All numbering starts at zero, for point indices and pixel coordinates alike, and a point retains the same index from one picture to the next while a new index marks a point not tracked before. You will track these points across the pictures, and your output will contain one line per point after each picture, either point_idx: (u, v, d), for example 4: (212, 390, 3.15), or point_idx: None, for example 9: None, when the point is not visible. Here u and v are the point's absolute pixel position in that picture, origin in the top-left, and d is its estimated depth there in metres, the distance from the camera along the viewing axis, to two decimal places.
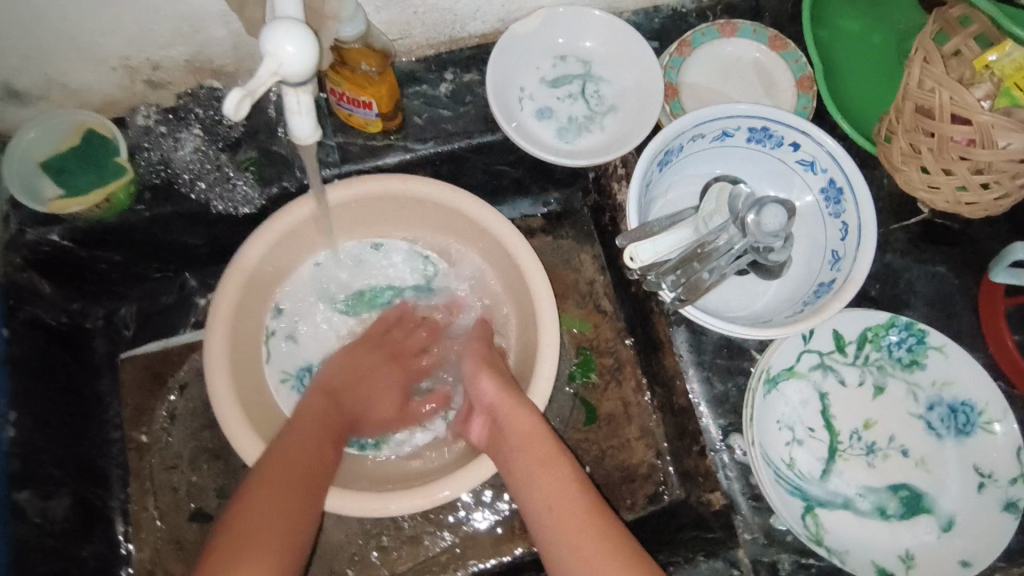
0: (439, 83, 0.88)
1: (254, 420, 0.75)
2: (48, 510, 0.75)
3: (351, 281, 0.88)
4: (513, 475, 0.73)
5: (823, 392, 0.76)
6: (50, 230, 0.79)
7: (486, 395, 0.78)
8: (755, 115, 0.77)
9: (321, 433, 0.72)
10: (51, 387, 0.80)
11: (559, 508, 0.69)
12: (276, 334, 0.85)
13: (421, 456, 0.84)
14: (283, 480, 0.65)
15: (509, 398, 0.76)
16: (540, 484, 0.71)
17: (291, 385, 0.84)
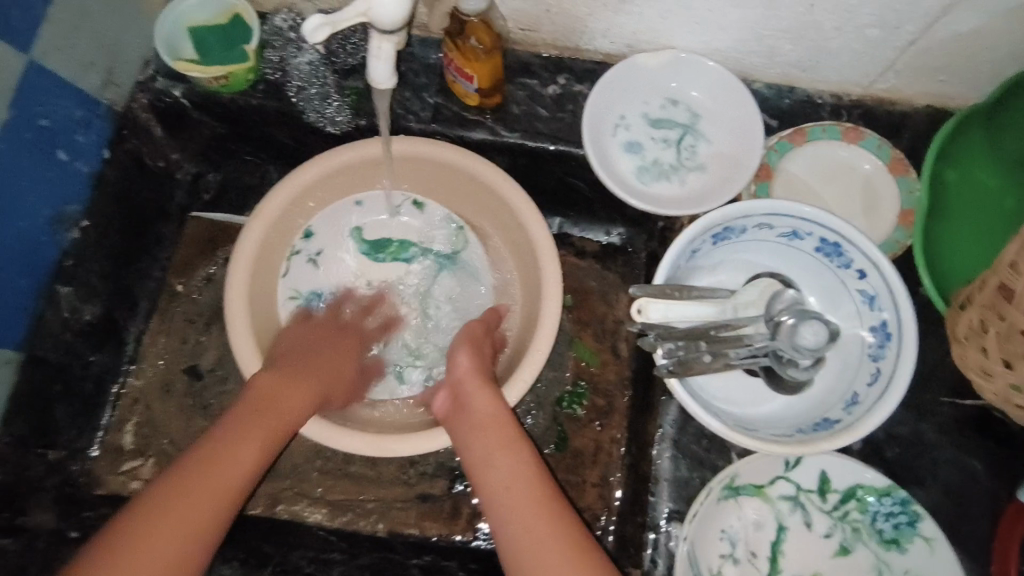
0: (548, 83, 0.91)
1: (254, 311, 0.82)
2: (77, 312, 0.84)
3: (384, 226, 0.92)
4: (472, 452, 0.75)
5: (782, 525, 0.72)
6: (174, 86, 0.89)
7: (457, 368, 0.80)
8: (831, 227, 0.73)
9: (259, 423, 0.72)
10: (124, 214, 0.90)
11: (516, 492, 0.71)
12: (301, 254, 0.90)
13: (389, 407, 0.87)
14: (195, 488, 0.65)
15: (478, 377, 0.78)
16: (501, 465, 0.73)
17: (297, 305, 0.89)
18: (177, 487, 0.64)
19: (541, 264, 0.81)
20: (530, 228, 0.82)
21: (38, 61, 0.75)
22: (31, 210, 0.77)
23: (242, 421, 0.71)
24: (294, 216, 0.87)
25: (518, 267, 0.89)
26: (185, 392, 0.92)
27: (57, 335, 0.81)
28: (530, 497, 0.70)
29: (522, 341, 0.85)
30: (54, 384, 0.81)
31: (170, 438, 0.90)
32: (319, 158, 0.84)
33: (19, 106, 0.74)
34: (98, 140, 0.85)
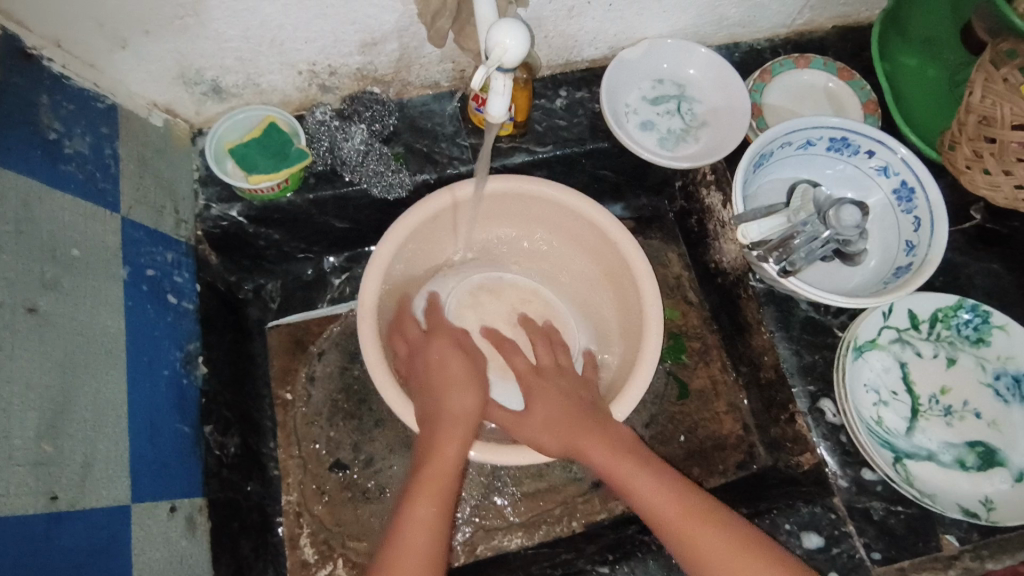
0: (555, 98, 1.04)
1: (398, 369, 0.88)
2: (224, 446, 0.84)
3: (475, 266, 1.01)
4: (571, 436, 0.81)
5: (902, 361, 0.88)
6: (231, 207, 0.92)
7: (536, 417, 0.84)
8: (835, 126, 0.92)
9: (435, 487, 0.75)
10: (222, 339, 0.90)
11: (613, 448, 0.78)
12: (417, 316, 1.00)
13: None
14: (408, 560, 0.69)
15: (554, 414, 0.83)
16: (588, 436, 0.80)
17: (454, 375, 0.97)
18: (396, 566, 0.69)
19: (614, 239, 0.94)
20: (587, 213, 0.94)
21: (128, 216, 0.78)
22: (168, 356, 0.78)
23: (420, 494, 0.75)
24: (393, 282, 0.95)
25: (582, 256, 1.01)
26: (339, 487, 0.93)
27: (218, 474, 0.81)
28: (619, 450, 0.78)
29: (624, 306, 0.97)
30: (232, 521, 0.81)
31: (348, 533, 0.91)
32: (391, 233, 0.91)
33: (130, 262, 0.75)
34: (190, 276, 0.86)
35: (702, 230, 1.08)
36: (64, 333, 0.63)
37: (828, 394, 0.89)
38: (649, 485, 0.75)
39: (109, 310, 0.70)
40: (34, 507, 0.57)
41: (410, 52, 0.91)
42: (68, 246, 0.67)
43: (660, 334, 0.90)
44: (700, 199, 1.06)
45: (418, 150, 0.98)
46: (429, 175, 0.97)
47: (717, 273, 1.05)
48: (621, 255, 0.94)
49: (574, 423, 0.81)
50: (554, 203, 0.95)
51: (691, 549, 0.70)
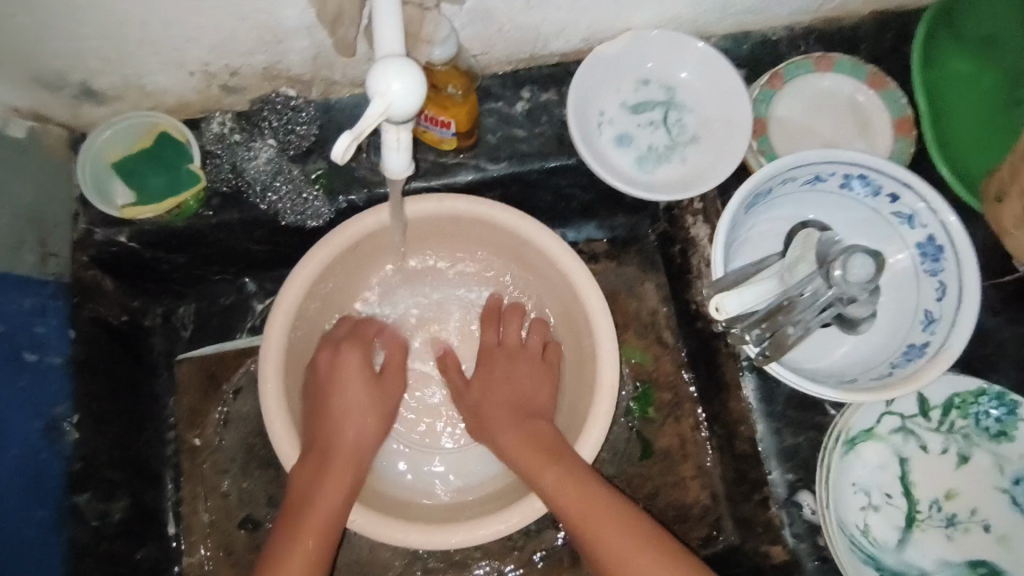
0: (515, 101, 0.86)
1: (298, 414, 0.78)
2: (106, 514, 0.74)
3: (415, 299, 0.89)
4: (484, 423, 0.79)
5: (903, 457, 0.73)
6: (117, 232, 0.77)
7: (471, 398, 0.81)
8: (853, 161, 0.73)
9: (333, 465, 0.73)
10: (110, 387, 0.78)
11: (518, 432, 0.74)
12: None
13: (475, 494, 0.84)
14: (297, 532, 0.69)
15: (488, 402, 0.79)
16: (502, 434, 0.75)
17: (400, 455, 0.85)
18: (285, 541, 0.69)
19: (567, 273, 0.79)
20: (540, 242, 0.80)
21: None
22: (20, 428, 0.67)
23: (290, 536, 0.69)
24: (302, 324, 0.80)
25: (536, 294, 0.87)
26: (249, 548, 0.84)
27: (96, 548, 0.72)
28: (530, 442, 0.73)
29: (576, 355, 0.83)
30: None
31: None
32: (297, 272, 0.77)
33: None
34: (61, 321, 0.74)
35: (684, 263, 0.92)
36: None
37: (809, 486, 0.76)
38: (553, 478, 0.69)
39: None
40: None
41: (327, 51, 0.73)
42: None
43: (615, 388, 0.76)
44: (684, 227, 0.90)
45: (343, 166, 0.81)
46: (357, 197, 0.81)
47: (696, 315, 0.90)
48: (576, 292, 0.79)
49: (508, 412, 0.77)
50: (501, 228, 0.81)
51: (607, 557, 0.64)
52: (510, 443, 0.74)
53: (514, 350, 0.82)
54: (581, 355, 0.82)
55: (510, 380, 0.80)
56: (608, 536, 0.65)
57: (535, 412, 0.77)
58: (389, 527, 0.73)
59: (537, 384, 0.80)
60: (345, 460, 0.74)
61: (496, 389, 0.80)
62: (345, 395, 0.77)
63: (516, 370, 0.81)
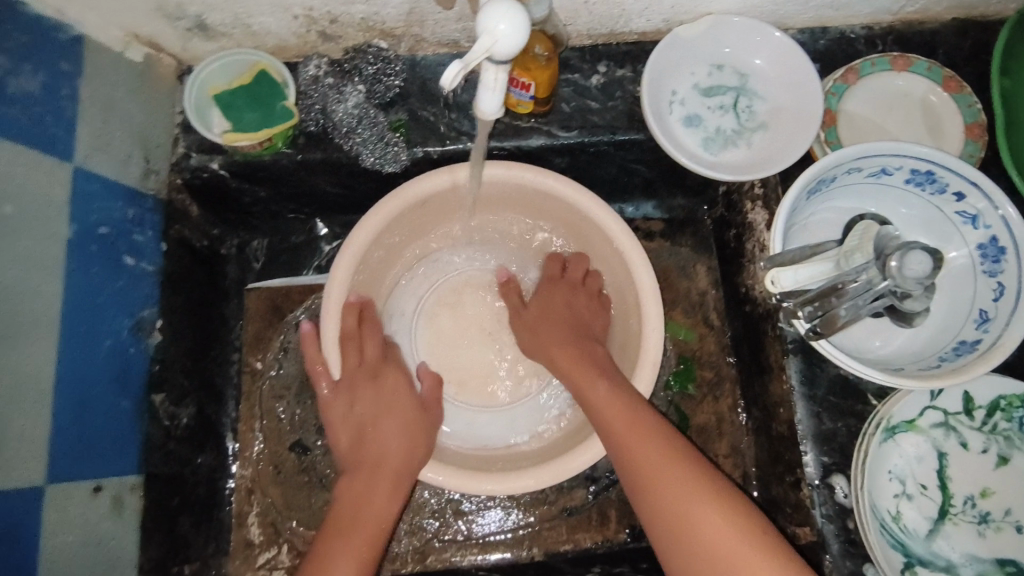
0: (591, 74, 0.89)
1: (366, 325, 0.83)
2: (175, 417, 0.80)
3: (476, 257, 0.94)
4: (536, 337, 0.85)
5: (941, 451, 0.74)
6: (211, 159, 0.83)
7: (528, 314, 0.87)
8: (922, 157, 0.74)
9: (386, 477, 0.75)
10: (189, 303, 0.85)
11: (567, 350, 0.80)
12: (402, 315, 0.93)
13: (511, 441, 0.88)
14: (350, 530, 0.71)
15: (544, 322, 0.84)
16: (552, 346, 0.82)
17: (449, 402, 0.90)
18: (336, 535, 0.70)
19: (623, 251, 0.82)
20: (599, 219, 0.82)
21: (82, 166, 0.71)
22: (114, 324, 0.72)
23: (335, 541, 0.69)
24: (378, 252, 0.85)
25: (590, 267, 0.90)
26: (297, 470, 0.89)
27: (163, 447, 0.78)
28: (585, 361, 0.78)
29: (625, 328, 0.86)
30: (173, 496, 0.78)
31: (299, 519, 0.88)
32: (372, 215, 0.80)
33: (78, 218, 0.69)
34: (154, 234, 0.81)
35: (738, 247, 0.94)
36: None
37: (843, 470, 0.77)
38: (602, 390, 0.73)
39: (40, 276, 0.64)
40: None
41: (423, 7, 0.78)
42: None
43: (659, 363, 0.79)
44: (742, 212, 0.91)
45: (424, 119, 0.86)
46: (433, 150, 0.86)
47: (745, 299, 0.92)
48: (629, 269, 0.82)
49: (562, 331, 0.83)
50: (564, 201, 0.83)
51: (646, 474, 0.66)
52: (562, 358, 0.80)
53: (575, 284, 0.87)
54: (628, 327, 0.85)
55: (571, 308, 0.85)
56: (644, 449, 0.67)
57: (592, 339, 0.82)
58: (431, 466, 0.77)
59: (594, 319, 0.85)
60: (385, 474, 0.75)
61: (555, 317, 0.84)
62: (383, 422, 0.79)
63: (575, 301, 0.85)
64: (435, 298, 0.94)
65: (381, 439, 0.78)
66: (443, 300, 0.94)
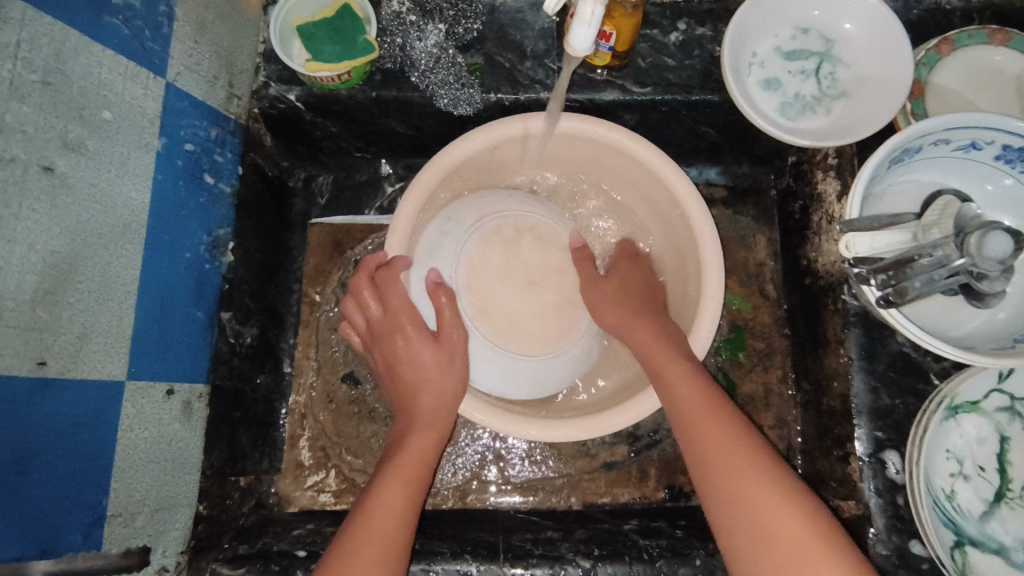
0: (670, 30, 0.87)
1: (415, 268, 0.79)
2: (240, 336, 0.83)
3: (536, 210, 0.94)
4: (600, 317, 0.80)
5: (1004, 435, 0.72)
6: (289, 90, 0.85)
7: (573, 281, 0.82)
8: (1018, 132, 0.71)
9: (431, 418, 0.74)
10: (257, 230, 0.87)
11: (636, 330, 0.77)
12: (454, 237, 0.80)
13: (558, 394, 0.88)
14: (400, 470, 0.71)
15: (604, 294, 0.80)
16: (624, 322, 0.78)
17: None
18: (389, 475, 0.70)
19: (688, 215, 0.81)
20: (668, 179, 0.81)
21: (173, 83, 0.73)
22: (194, 239, 0.76)
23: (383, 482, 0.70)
24: (444, 195, 0.85)
25: (651, 228, 0.90)
26: (348, 400, 0.92)
27: (228, 361, 0.81)
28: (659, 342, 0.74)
29: (682, 293, 0.85)
30: (234, 411, 0.82)
31: (347, 447, 0.91)
32: (437, 160, 0.79)
33: (166, 133, 0.72)
34: (232, 157, 0.83)
35: (804, 219, 0.92)
36: (81, 201, 0.61)
37: (896, 446, 0.76)
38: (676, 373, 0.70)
39: (133, 181, 0.67)
40: (20, 369, 0.56)
41: None
42: (97, 108, 0.63)
43: (713, 330, 0.79)
44: (812, 183, 0.89)
45: (499, 65, 0.86)
46: (505, 96, 0.86)
47: (806, 272, 0.90)
48: (693, 233, 0.81)
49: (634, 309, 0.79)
50: (633, 159, 0.82)
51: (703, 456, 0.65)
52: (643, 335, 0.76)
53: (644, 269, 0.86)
54: (686, 290, 0.84)
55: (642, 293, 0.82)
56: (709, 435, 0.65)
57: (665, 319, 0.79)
58: (469, 404, 0.74)
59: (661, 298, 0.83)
60: (425, 414, 0.74)
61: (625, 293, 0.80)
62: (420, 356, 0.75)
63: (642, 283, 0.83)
64: (496, 226, 0.81)
65: (416, 357, 0.74)
66: (498, 233, 0.81)
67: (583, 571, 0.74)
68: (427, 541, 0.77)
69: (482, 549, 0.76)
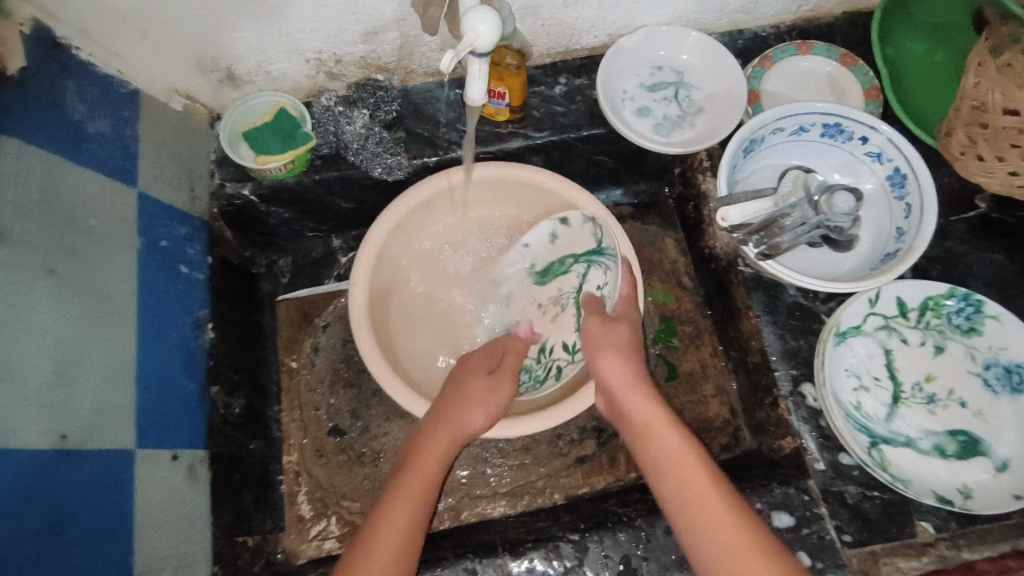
0: (554, 85, 1.06)
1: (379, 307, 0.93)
2: (229, 406, 0.91)
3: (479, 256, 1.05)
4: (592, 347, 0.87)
5: (887, 349, 0.87)
6: (243, 185, 0.98)
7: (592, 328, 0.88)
8: (828, 112, 0.91)
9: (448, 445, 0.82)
10: (232, 311, 0.97)
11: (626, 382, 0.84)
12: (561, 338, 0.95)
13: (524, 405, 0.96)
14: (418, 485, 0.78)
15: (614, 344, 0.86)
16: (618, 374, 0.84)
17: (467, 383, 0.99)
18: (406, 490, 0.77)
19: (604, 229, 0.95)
20: (576, 200, 0.96)
21: (144, 192, 0.85)
22: (178, 320, 0.85)
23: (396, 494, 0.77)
24: (394, 246, 0.98)
25: None
26: (336, 450, 1.00)
27: (222, 430, 0.88)
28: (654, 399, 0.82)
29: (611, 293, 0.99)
30: (233, 474, 0.88)
31: (342, 493, 0.98)
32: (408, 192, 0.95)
33: (144, 233, 0.83)
34: (202, 250, 0.94)
35: (697, 216, 1.09)
36: (83, 295, 0.71)
37: (810, 379, 0.89)
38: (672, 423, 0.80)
39: (122, 275, 0.77)
40: (47, 443, 0.63)
41: (411, 41, 0.95)
42: (86, 218, 0.74)
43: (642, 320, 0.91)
44: (696, 184, 1.07)
45: (419, 135, 1.02)
46: (430, 159, 1.02)
47: (710, 258, 1.06)
48: (610, 244, 0.95)
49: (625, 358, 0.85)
50: (545, 190, 0.98)
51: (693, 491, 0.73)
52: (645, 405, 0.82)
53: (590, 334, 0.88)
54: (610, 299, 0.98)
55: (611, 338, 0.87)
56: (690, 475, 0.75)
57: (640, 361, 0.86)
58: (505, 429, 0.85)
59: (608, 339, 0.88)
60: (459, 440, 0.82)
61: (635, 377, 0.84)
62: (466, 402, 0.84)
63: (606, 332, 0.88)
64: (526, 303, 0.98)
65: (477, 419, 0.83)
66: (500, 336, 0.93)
67: (573, 544, 0.83)
68: (431, 554, 0.84)
69: (482, 547, 0.84)
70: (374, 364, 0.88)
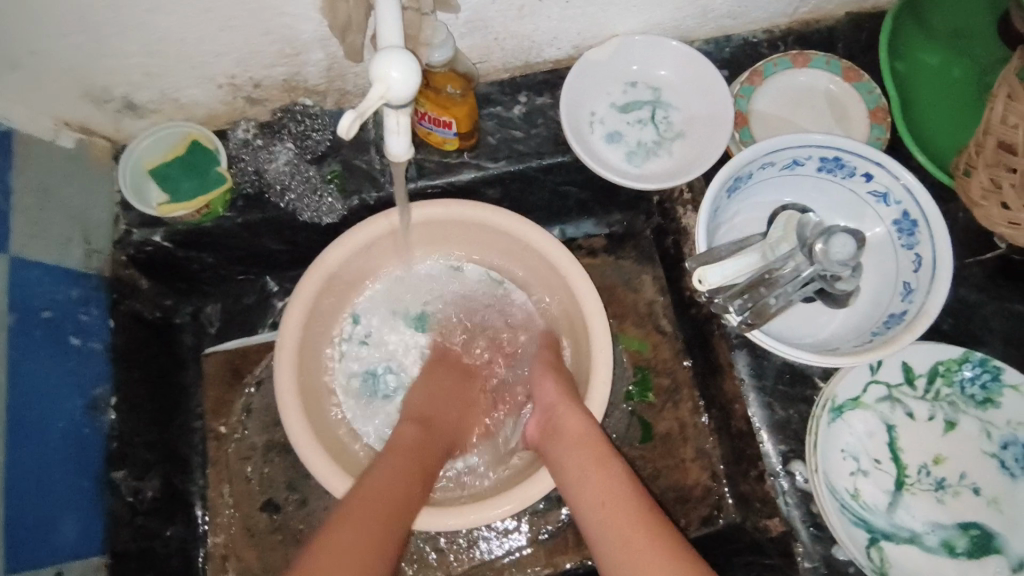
0: (513, 105, 0.92)
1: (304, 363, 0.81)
2: (139, 492, 0.81)
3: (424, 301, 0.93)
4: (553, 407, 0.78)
5: (890, 424, 0.75)
6: (153, 232, 0.85)
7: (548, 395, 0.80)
8: (824, 144, 0.77)
9: (410, 466, 0.71)
10: (144, 374, 0.86)
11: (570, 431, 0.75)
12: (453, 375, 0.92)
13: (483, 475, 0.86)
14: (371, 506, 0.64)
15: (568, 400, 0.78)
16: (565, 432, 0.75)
17: None
18: (361, 506, 0.64)
19: (570, 281, 0.82)
20: (537, 244, 0.83)
21: (19, 256, 0.72)
22: (66, 407, 0.75)
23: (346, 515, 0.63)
24: (327, 300, 0.85)
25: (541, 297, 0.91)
26: (270, 529, 0.89)
27: (130, 522, 0.79)
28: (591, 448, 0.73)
29: (577, 350, 0.87)
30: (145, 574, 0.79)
31: None
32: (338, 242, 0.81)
33: (17, 303, 0.72)
34: (101, 312, 0.83)
35: (678, 253, 0.96)
36: None
37: (801, 456, 0.78)
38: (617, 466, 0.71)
39: None
40: None
41: (339, 61, 0.81)
42: None
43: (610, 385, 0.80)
44: (675, 218, 0.94)
45: (356, 167, 0.88)
46: (368, 197, 0.88)
47: (690, 303, 0.94)
48: (576, 299, 0.82)
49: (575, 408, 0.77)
50: (501, 232, 0.85)
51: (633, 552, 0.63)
52: (571, 435, 0.75)
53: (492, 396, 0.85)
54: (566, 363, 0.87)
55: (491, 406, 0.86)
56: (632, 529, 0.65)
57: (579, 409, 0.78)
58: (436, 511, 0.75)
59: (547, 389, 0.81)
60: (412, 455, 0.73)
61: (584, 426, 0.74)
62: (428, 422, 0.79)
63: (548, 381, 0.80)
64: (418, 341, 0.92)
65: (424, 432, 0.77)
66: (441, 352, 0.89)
67: None
68: None
69: None
70: (299, 445, 0.76)
